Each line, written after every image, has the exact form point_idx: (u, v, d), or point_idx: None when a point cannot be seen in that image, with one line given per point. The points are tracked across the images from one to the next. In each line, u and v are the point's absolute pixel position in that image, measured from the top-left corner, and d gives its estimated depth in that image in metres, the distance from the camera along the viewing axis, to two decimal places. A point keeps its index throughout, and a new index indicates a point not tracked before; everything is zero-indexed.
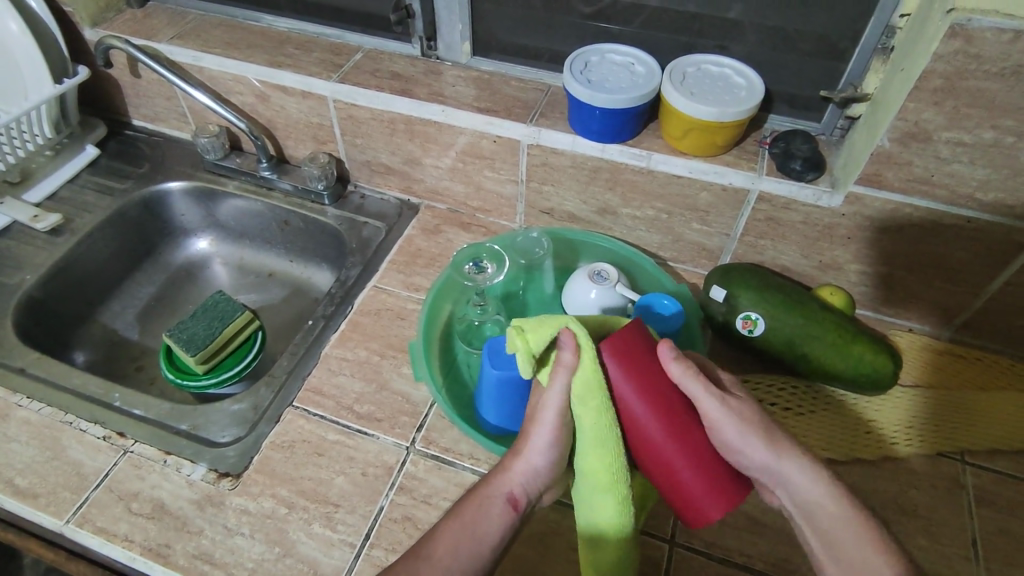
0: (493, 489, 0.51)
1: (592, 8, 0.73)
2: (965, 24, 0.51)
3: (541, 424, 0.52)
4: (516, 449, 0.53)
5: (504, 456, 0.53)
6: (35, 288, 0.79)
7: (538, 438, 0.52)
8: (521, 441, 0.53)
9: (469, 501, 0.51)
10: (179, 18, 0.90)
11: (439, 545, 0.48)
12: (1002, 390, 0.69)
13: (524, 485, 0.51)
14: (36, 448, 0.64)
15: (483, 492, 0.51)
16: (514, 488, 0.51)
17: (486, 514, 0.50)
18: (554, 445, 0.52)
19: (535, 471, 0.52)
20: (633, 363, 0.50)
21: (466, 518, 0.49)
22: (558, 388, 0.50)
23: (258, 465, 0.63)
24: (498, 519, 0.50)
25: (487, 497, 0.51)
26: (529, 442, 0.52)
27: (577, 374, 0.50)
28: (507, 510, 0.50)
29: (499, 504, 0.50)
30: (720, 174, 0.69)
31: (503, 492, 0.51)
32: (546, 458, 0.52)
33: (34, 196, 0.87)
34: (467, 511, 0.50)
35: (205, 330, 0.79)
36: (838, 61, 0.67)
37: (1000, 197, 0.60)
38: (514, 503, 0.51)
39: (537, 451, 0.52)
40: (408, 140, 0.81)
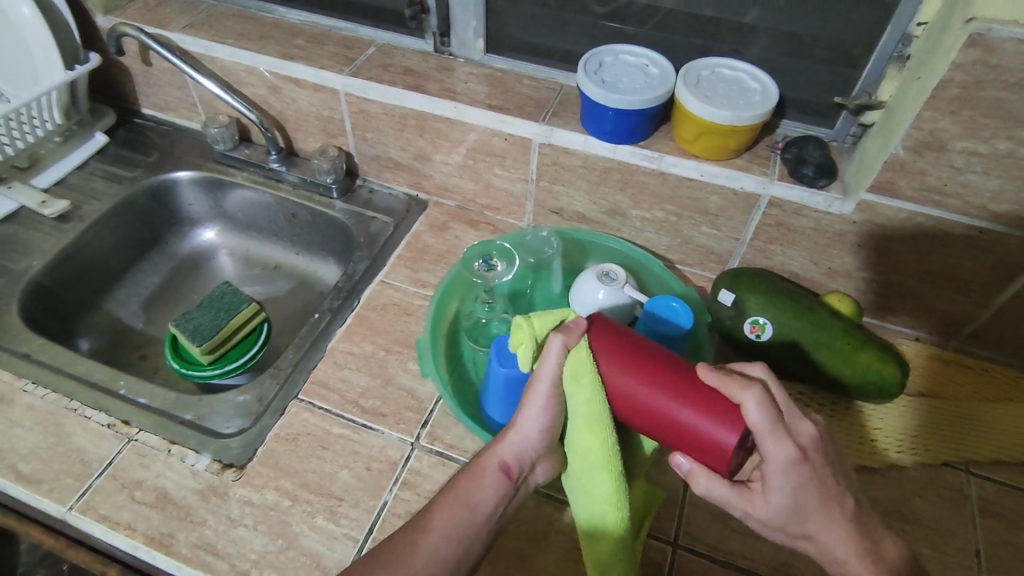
0: (486, 459, 0.51)
1: (607, 8, 0.73)
2: (984, 34, 0.51)
3: (534, 396, 0.52)
4: (511, 421, 0.53)
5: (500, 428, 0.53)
6: (42, 274, 0.79)
7: (530, 410, 0.52)
8: (516, 412, 0.53)
9: (465, 471, 0.51)
10: (192, 7, 0.89)
11: (437, 516, 0.49)
12: (1007, 401, 0.69)
13: (518, 455, 0.52)
14: (41, 434, 0.63)
15: (478, 462, 0.51)
16: (506, 458, 0.51)
17: (480, 483, 0.50)
18: (548, 415, 0.52)
19: (528, 441, 0.52)
20: (617, 350, 0.50)
21: (462, 489, 0.50)
22: (550, 363, 0.50)
23: (262, 457, 0.63)
24: (493, 488, 0.50)
25: (481, 466, 0.51)
26: (522, 413, 0.52)
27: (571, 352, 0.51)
28: (500, 478, 0.51)
29: (493, 474, 0.51)
30: (732, 178, 0.69)
31: (496, 461, 0.51)
32: (539, 426, 0.52)
33: (41, 181, 0.87)
34: (463, 482, 0.50)
35: (211, 319, 0.79)
36: (853, 68, 0.67)
37: (1013, 208, 0.60)
38: (506, 472, 0.51)
39: (530, 422, 0.52)
40: (419, 135, 0.81)
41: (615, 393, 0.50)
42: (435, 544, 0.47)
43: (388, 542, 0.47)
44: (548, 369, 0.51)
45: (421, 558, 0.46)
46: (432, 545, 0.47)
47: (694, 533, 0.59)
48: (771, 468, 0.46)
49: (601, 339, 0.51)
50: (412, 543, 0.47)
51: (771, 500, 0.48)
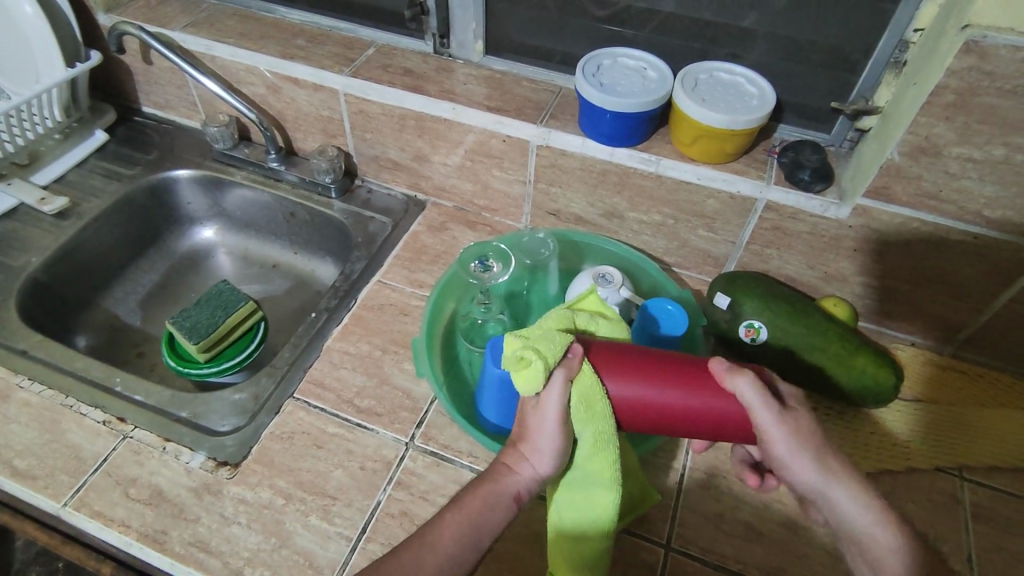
0: (499, 488, 0.49)
1: (606, 11, 0.73)
2: (979, 40, 0.51)
3: (546, 428, 0.49)
4: (521, 451, 0.51)
5: (507, 455, 0.51)
6: (40, 271, 0.79)
7: (543, 443, 0.50)
8: (526, 441, 0.51)
9: (473, 495, 0.50)
10: (193, 6, 0.90)
11: (443, 537, 0.48)
12: (1000, 407, 0.69)
13: (528, 485, 0.50)
14: (36, 430, 0.64)
15: (487, 489, 0.50)
16: (520, 487, 0.50)
17: (489, 512, 0.49)
18: (561, 449, 0.50)
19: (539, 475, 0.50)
20: (617, 362, 0.50)
21: (472, 511, 0.49)
22: (557, 393, 0.48)
23: (257, 456, 0.63)
24: (502, 517, 0.49)
25: (491, 495, 0.49)
26: (534, 444, 0.50)
27: (576, 379, 0.49)
28: (510, 508, 0.49)
29: (507, 503, 0.49)
30: (729, 182, 0.69)
31: (510, 491, 0.49)
32: (551, 463, 0.50)
33: (41, 178, 0.87)
34: (471, 506, 0.49)
35: (208, 318, 0.79)
36: (850, 73, 0.68)
37: (1007, 214, 0.60)
38: (519, 500, 0.50)
39: (544, 457, 0.50)
40: (417, 136, 0.81)
41: (630, 382, 0.49)
42: (440, 566, 0.47)
43: (392, 556, 0.48)
44: (558, 403, 0.49)
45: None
46: (437, 566, 0.47)
47: (686, 536, 0.59)
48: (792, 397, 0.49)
49: (599, 356, 0.51)
50: (416, 563, 0.47)
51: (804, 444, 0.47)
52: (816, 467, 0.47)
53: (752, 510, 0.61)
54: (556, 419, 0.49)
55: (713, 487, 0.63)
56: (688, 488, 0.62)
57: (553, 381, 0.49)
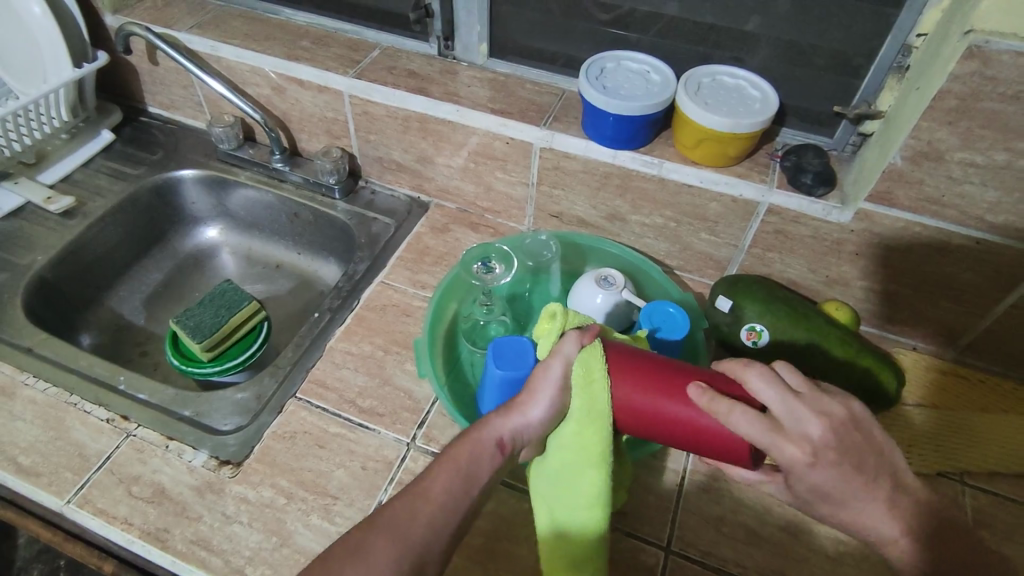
0: (484, 432, 0.51)
1: (610, 14, 0.74)
2: (982, 45, 0.51)
3: (546, 379, 0.52)
4: (517, 401, 0.53)
5: (503, 404, 0.53)
6: (46, 269, 0.80)
7: (539, 396, 0.52)
8: (524, 393, 0.53)
9: (463, 439, 0.51)
10: (200, 8, 0.90)
11: (433, 485, 0.48)
12: (1003, 412, 0.69)
13: (515, 435, 0.52)
14: (41, 427, 0.64)
15: (477, 433, 0.51)
16: (504, 433, 0.51)
17: (476, 455, 0.50)
18: (555, 405, 0.52)
19: (529, 425, 0.52)
20: (630, 370, 0.51)
21: (460, 457, 0.50)
22: (568, 349, 0.53)
23: (259, 455, 0.63)
24: (487, 461, 0.50)
25: (480, 437, 0.51)
26: (531, 394, 0.53)
27: (586, 349, 0.52)
28: (494, 452, 0.51)
29: (489, 446, 0.51)
30: (731, 185, 0.69)
31: (493, 435, 0.51)
32: (542, 413, 0.52)
33: (48, 177, 0.88)
34: (458, 451, 0.50)
35: (211, 317, 0.80)
36: (853, 78, 0.68)
37: (1010, 219, 0.60)
38: (501, 447, 0.51)
39: (537, 406, 0.52)
40: (421, 138, 0.82)
41: (630, 398, 0.50)
42: (432, 515, 0.46)
43: (386, 507, 0.47)
44: (564, 358, 0.52)
45: (418, 530, 0.45)
46: (428, 517, 0.46)
47: (688, 538, 0.59)
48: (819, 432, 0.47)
49: (614, 358, 0.52)
50: (409, 512, 0.46)
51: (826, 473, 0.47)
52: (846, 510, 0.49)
53: (751, 512, 0.61)
54: (558, 374, 0.52)
55: (713, 489, 0.63)
56: (689, 490, 0.62)
57: (566, 342, 0.53)
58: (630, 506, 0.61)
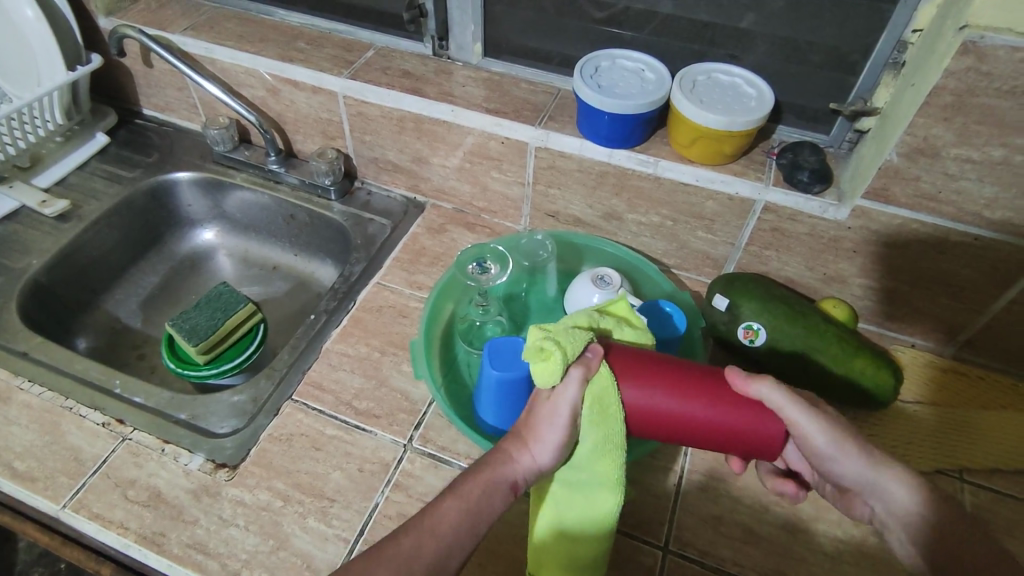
0: (495, 475, 0.50)
1: (604, 13, 0.73)
2: (977, 41, 0.50)
3: (555, 420, 0.51)
4: (524, 440, 0.51)
5: (507, 441, 0.52)
6: (41, 273, 0.79)
7: (548, 437, 0.50)
8: (530, 432, 0.51)
9: (470, 480, 0.50)
10: (193, 9, 0.90)
11: (441, 523, 0.48)
12: (1002, 408, 0.69)
13: (526, 475, 0.51)
14: (36, 432, 0.64)
15: (486, 475, 0.50)
16: (516, 476, 0.50)
17: (488, 498, 0.49)
18: (563, 445, 0.51)
19: (540, 467, 0.51)
20: (638, 370, 0.51)
21: (470, 498, 0.49)
22: (574, 387, 0.50)
23: (256, 458, 0.63)
24: (499, 504, 0.50)
25: (491, 481, 0.50)
26: (538, 435, 0.51)
27: (593, 379, 0.51)
28: (506, 495, 0.50)
29: (501, 490, 0.50)
30: (728, 183, 0.69)
31: (505, 478, 0.50)
32: (552, 457, 0.51)
33: (43, 180, 0.88)
34: (468, 494, 0.49)
35: (207, 320, 0.80)
36: (849, 74, 0.67)
37: (1007, 215, 0.59)
38: (514, 488, 0.50)
39: (546, 449, 0.51)
40: (416, 138, 0.81)
41: (648, 401, 0.51)
42: (437, 552, 0.46)
43: (391, 541, 0.47)
44: (572, 397, 0.50)
45: (424, 566, 0.46)
46: (434, 553, 0.46)
47: (687, 538, 0.59)
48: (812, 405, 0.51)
49: (620, 362, 0.52)
50: (415, 548, 0.46)
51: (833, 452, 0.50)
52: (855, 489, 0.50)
53: (749, 513, 0.61)
54: (566, 415, 0.50)
55: (712, 489, 0.62)
56: (687, 490, 0.62)
57: (569, 381, 0.50)
58: (629, 507, 0.61)
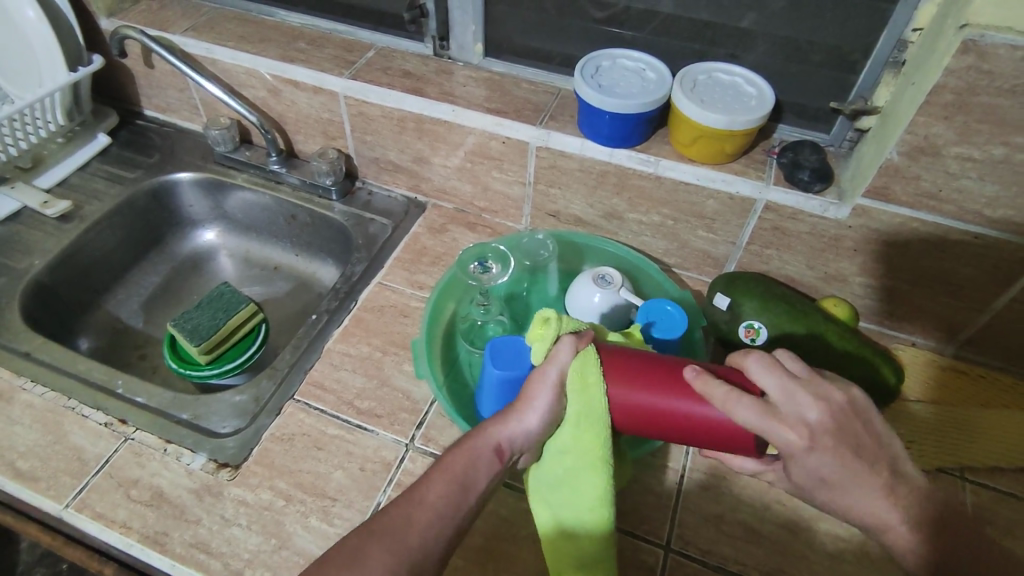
0: (482, 440, 0.51)
1: (605, 12, 0.73)
2: (977, 39, 0.51)
3: (542, 387, 0.52)
4: (512, 409, 0.52)
5: (496, 412, 0.53)
6: (43, 274, 0.79)
7: (534, 405, 0.52)
8: (518, 401, 0.52)
9: (458, 448, 0.51)
10: (195, 10, 0.90)
11: (429, 492, 0.48)
12: (1002, 407, 0.69)
13: (512, 442, 0.51)
14: (39, 432, 0.64)
15: (473, 442, 0.51)
16: (502, 442, 0.51)
17: (473, 465, 0.50)
18: (549, 413, 0.52)
19: (526, 434, 0.52)
20: (624, 371, 0.51)
21: (457, 466, 0.49)
22: (565, 354, 0.52)
23: (258, 457, 0.63)
24: (484, 470, 0.50)
25: (476, 447, 0.50)
26: (526, 403, 0.52)
27: (579, 355, 0.52)
28: (491, 462, 0.50)
29: (486, 455, 0.50)
30: (728, 183, 0.69)
31: (491, 444, 0.51)
32: (538, 422, 0.52)
33: (45, 181, 0.88)
34: (455, 461, 0.50)
35: (209, 320, 0.80)
36: (849, 73, 0.67)
37: (1008, 214, 0.60)
38: (499, 454, 0.51)
39: (532, 415, 0.52)
40: (417, 138, 0.82)
41: (626, 392, 0.50)
42: (428, 521, 0.46)
43: (383, 513, 0.47)
44: (561, 363, 0.52)
45: (416, 535, 0.45)
46: (424, 522, 0.46)
47: (687, 536, 0.59)
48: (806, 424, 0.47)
49: (608, 361, 0.52)
50: (405, 518, 0.46)
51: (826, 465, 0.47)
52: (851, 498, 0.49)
53: (750, 512, 0.61)
54: (553, 382, 0.52)
55: (713, 488, 0.62)
56: (689, 489, 0.62)
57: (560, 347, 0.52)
58: (630, 505, 0.61)
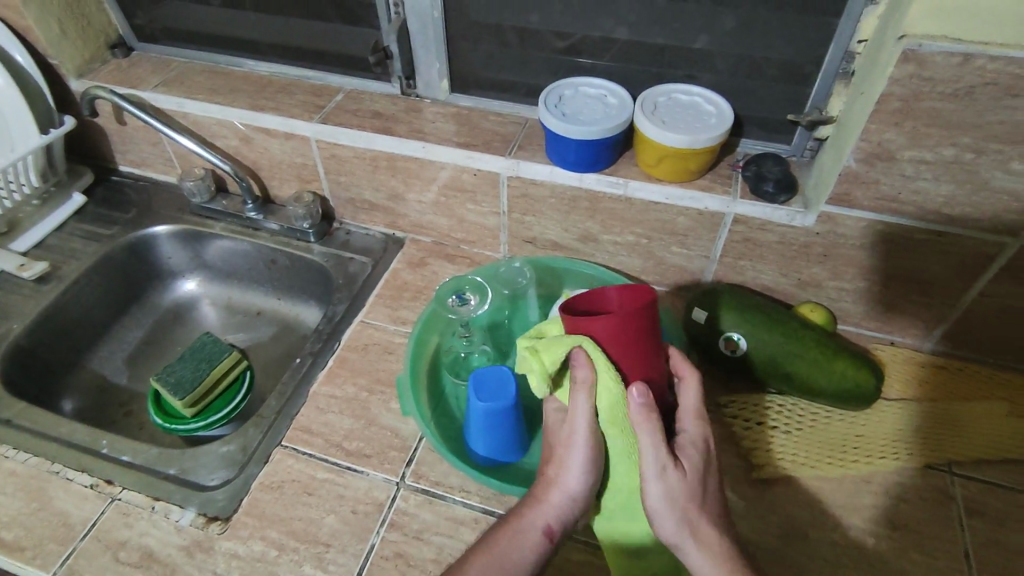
0: (527, 522, 0.52)
1: (565, 42, 0.75)
2: (916, 49, 0.53)
3: (573, 443, 0.53)
4: (552, 476, 0.54)
5: (538, 486, 0.55)
6: (22, 337, 0.79)
7: (570, 466, 0.53)
8: (554, 466, 0.54)
9: (501, 533, 0.52)
10: (164, 66, 0.92)
11: None
12: (982, 399, 0.70)
13: (560, 516, 0.53)
14: (23, 499, 0.63)
15: (517, 523, 0.52)
16: (549, 519, 0.52)
17: (522, 546, 0.51)
18: (590, 469, 0.53)
19: (569, 500, 0.53)
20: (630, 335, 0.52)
21: (502, 551, 0.50)
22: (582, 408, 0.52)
23: (248, 508, 0.62)
24: (536, 548, 0.51)
25: (521, 528, 0.52)
26: (562, 467, 0.53)
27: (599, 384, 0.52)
28: (542, 540, 0.52)
29: (536, 536, 0.52)
30: (696, 200, 0.70)
31: (537, 524, 0.52)
32: (581, 481, 0.53)
33: (21, 245, 0.88)
34: (501, 545, 0.51)
35: (192, 371, 0.80)
36: (803, 86, 0.70)
37: (966, 211, 0.61)
38: (549, 534, 0.52)
39: (572, 477, 0.53)
40: (390, 176, 0.83)
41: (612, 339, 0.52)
42: None
43: None
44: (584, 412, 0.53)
45: None
46: None
47: None
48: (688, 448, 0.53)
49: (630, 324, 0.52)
50: None
51: (679, 480, 0.51)
52: (673, 522, 0.51)
53: (747, 524, 0.61)
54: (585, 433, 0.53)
55: None
56: None
57: (576, 395, 0.52)
58: None
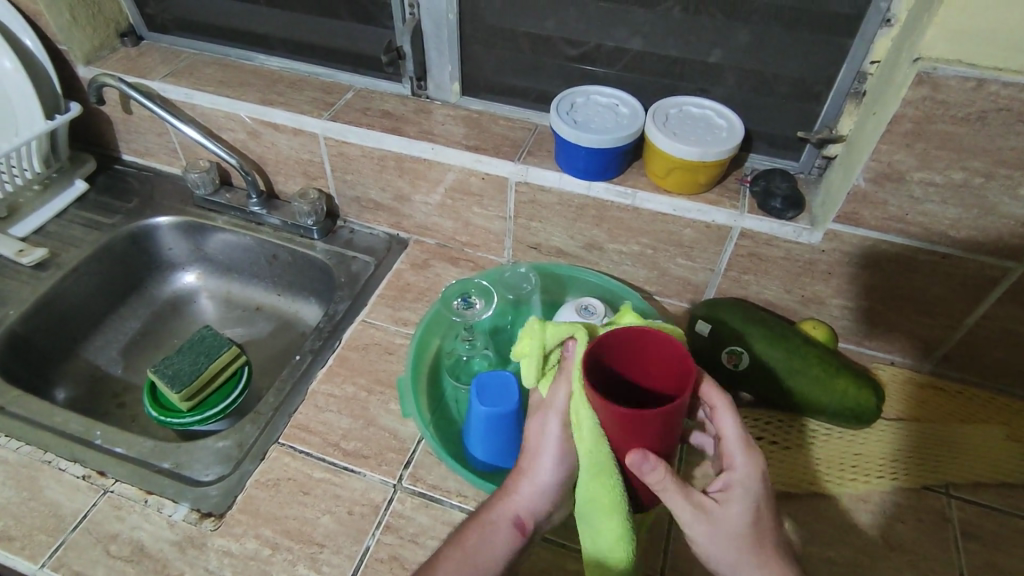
0: (497, 514, 0.52)
1: (577, 50, 0.75)
2: (931, 72, 0.53)
3: (545, 436, 0.52)
4: (522, 467, 0.54)
5: (510, 477, 0.54)
6: (18, 323, 0.78)
7: (541, 458, 0.53)
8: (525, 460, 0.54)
9: (469, 528, 0.52)
10: (173, 56, 0.91)
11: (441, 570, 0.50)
12: (980, 422, 0.70)
13: (528, 509, 0.52)
14: (13, 488, 0.62)
15: (488, 515, 0.52)
16: (520, 511, 0.52)
17: (492, 537, 0.51)
18: (560, 462, 0.52)
19: (539, 490, 0.53)
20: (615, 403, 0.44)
21: (471, 544, 0.50)
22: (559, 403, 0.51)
23: (242, 505, 0.62)
24: (504, 544, 0.51)
25: (490, 520, 0.52)
26: (533, 457, 0.53)
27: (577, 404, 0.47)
28: (512, 534, 0.51)
29: (506, 528, 0.51)
30: (703, 212, 0.70)
31: (508, 516, 0.52)
32: (550, 474, 0.52)
33: (19, 231, 0.87)
34: (470, 538, 0.51)
35: (190, 364, 0.79)
36: (814, 103, 0.70)
37: (971, 234, 0.62)
38: (520, 526, 0.52)
39: (542, 470, 0.53)
40: (398, 176, 0.82)
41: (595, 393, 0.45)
42: None
43: None
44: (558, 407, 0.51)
45: None
46: None
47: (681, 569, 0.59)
48: (733, 486, 0.50)
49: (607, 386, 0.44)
50: None
51: (725, 523, 0.49)
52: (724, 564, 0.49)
53: None
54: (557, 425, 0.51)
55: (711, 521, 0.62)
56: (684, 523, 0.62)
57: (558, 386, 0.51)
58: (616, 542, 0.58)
